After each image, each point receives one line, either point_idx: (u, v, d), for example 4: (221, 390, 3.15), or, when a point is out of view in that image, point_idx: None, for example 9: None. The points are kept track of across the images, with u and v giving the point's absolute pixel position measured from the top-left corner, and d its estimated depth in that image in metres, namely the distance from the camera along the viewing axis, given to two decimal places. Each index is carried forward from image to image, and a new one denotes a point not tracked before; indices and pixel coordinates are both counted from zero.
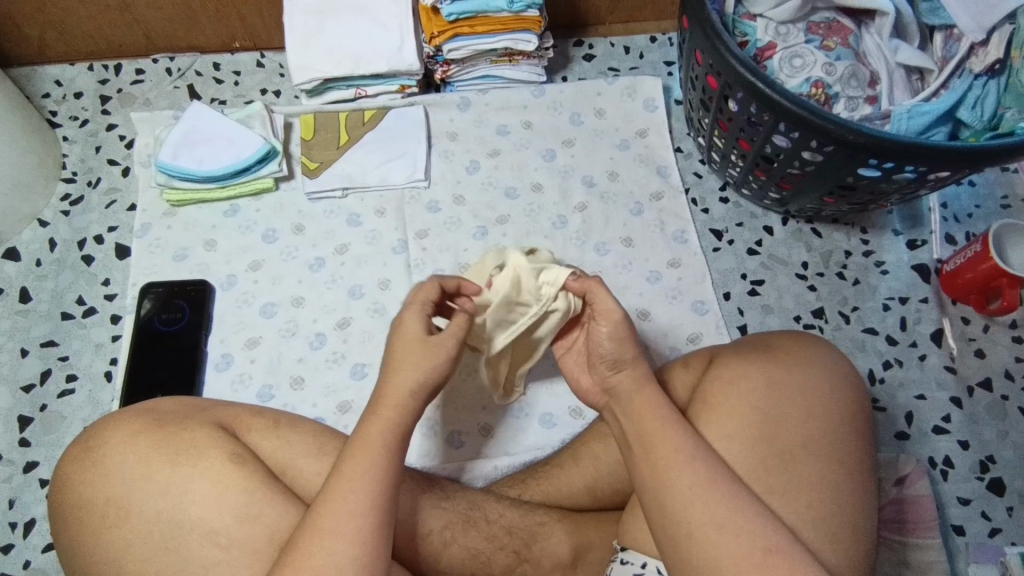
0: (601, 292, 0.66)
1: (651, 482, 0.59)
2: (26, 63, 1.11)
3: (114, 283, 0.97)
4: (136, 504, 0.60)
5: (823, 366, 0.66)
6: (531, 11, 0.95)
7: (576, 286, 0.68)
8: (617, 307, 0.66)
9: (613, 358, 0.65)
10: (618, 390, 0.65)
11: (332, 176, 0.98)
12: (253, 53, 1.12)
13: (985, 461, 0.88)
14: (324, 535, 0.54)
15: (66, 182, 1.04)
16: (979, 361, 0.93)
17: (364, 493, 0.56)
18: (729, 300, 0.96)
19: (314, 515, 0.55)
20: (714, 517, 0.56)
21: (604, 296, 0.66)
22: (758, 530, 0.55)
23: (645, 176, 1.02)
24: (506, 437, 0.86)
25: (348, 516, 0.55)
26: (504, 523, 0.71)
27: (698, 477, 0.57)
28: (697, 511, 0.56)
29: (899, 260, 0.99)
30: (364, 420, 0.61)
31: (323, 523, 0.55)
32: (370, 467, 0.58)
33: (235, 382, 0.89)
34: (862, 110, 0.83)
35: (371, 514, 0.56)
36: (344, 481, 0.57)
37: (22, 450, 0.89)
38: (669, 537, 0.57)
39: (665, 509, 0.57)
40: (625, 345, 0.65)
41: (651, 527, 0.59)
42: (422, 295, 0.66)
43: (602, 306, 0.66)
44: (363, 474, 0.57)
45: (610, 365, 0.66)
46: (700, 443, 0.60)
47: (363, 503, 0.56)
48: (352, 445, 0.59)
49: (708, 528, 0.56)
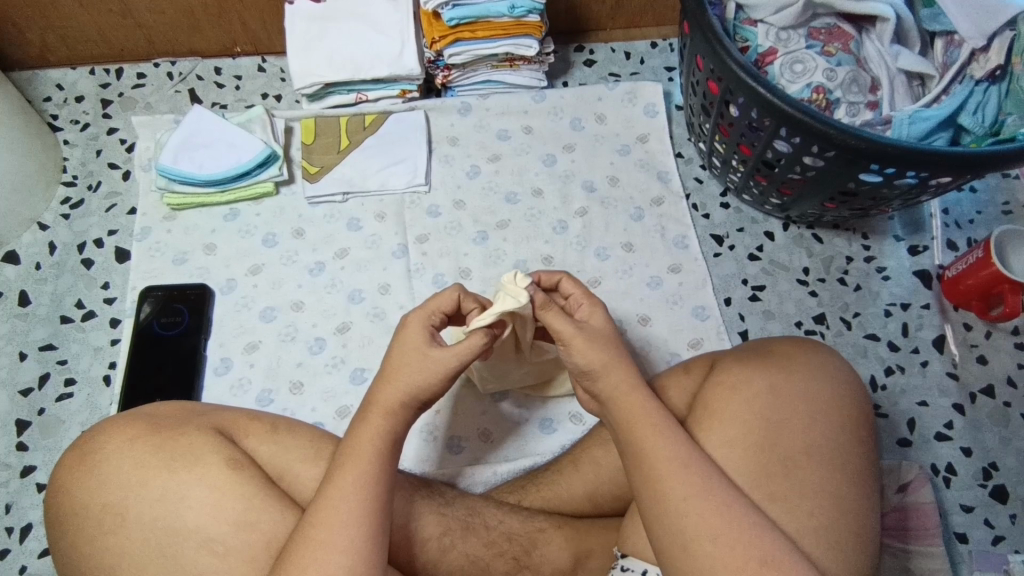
0: (553, 315, 0.63)
1: (649, 489, 0.58)
2: (27, 67, 1.11)
3: (113, 287, 0.97)
4: (133, 511, 0.60)
5: (825, 373, 0.66)
6: (531, 16, 0.94)
7: (541, 297, 0.64)
8: (576, 332, 0.63)
9: (583, 368, 0.63)
10: (608, 398, 0.62)
11: (333, 181, 0.98)
12: (254, 58, 1.13)
13: (987, 469, 0.87)
14: (318, 545, 0.54)
15: (66, 185, 1.03)
16: (981, 367, 0.93)
17: (360, 502, 0.56)
18: (730, 305, 0.96)
19: (308, 524, 0.55)
20: (714, 529, 0.55)
21: (560, 323, 0.63)
22: (757, 541, 0.55)
23: (646, 181, 1.02)
24: (506, 443, 0.86)
25: (342, 526, 0.55)
26: (503, 530, 0.71)
27: (697, 485, 0.57)
28: (697, 521, 0.56)
29: (900, 266, 0.99)
30: (360, 425, 0.60)
31: (317, 535, 0.54)
32: (365, 476, 0.57)
33: (235, 386, 0.89)
34: (863, 116, 0.83)
35: (369, 523, 0.56)
36: (339, 489, 0.56)
37: (20, 454, 0.88)
38: (667, 548, 0.56)
39: (663, 520, 0.57)
40: (590, 353, 0.62)
41: (649, 538, 0.58)
42: (436, 304, 0.66)
43: (555, 331, 0.64)
44: (359, 482, 0.57)
45: (587, 377, 0.63)
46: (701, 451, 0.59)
47: (360, 512, 0.56)
48: (347, 453, 0.59)
49: (706, 540, 0.55)
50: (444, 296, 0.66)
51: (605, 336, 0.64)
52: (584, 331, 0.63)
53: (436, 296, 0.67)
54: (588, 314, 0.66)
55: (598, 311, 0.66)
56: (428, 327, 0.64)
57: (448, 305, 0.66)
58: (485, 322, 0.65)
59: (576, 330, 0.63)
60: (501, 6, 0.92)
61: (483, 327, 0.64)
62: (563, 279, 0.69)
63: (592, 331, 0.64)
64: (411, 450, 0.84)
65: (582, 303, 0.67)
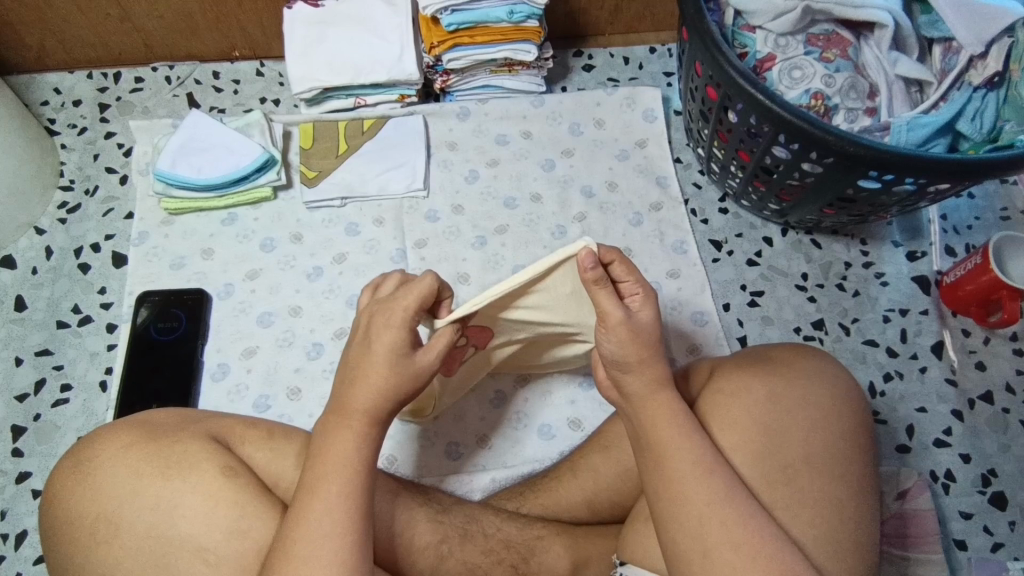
0: (605, 296, 0.61)
1: (661, 498, 0.58)
2: (26, 72, 1.11)
3: (110, 292, 0.96)
4: (126, 520, 0.59)
5: (824, 380, 0.66)
6: (531, 22, 0.95)
7: (591, 276, 0.60)
8: (623, 319, 0.61)
9: (618, 359, 0.62)
10: (630, 395, 0.63)
11: (331, 186, 0.98)
12: (253, 61, 1.12)
13: (986, 475, 0.87)
14: (302, 561, 0.53)
15: (64, 190, 1.03)
16: (979, 373, 0.93)
17: (343, 513, 0.55)
18: (729, 310, 0.96)
19: (290, 537, 0.55)
20: (732, 537, 0.55)
21: (609, 305, 0.61)
22: (771, 549, 0.55)
23: (645, 186, 1.02)
24: (505, 449, 0.85)
25: (326, 539, 0.54)
26: (501, 537, 0.71)
27: (712, 492, 0.56)
28: (716, 529, 0.55)
29: (898, 271, 0.99)
30: (340, 431, 0.59)
31: (296, 549, 0.54)
32: (345, 484, 0.57)
33: (232, 392, 0.88)
34: (861, 122, 0.83)
35: (353, 532, 0.55)
36: (320, 500, 0.56)
37: (15, 460, 0.88)
38: (683, 558, 0.56)
39: (679, 529, 0.56)
40: (630, 346, 0.62)
41: (664, 546, 0.58)
42: (416, 299, 0.62)
43: (600, 309, 0.62)
44: (340, 492, 0.56)
45: (617, 366, 0.63)
46: (715, 455, 0.58)
47: (341, 522, 0.55)
48: (325, 462, 0.58)
49: (725, 548, 0.55)
50: (419, 287, 0.62)
51: (650, 335, 0.62)
52: (631, 320, 0.62)
53: (411, 286, 0.63)
54: (639, 305, 0.64)
55: (651, 305, 0.64)
56: (408, 331, 0.61)
57: (424, 300, 0.62)
58: (453, 321, 0.64)
59: (623, 316, 0.61)
60: (500, 11, 0.92)
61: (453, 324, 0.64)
62: (615, 261, 0.63)
63: (638, 326, 0.62)
64: (407, 456, 0.84)
65: (639, 292, 0.64)
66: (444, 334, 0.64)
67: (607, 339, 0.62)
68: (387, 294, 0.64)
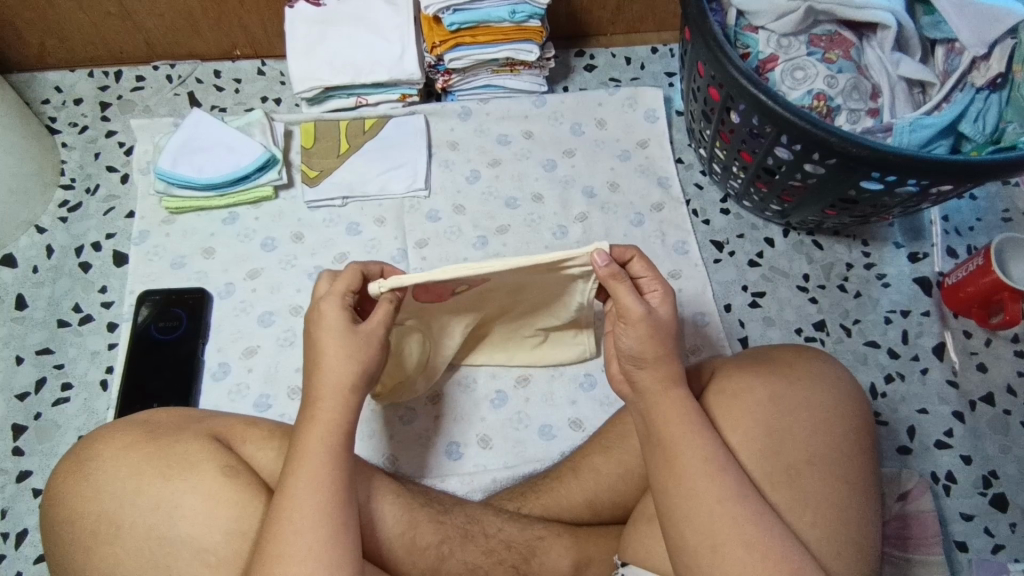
0: (624, 291, 0.61)
1: (670, 497, 0.58)
2: (27, 70, 1.11)
3: (111, 291, 0.96)
4: (127, 521, 0.59)
5: (824, 381, 0.66)
6: (532, 21, 0.95)
7: (606, 272, 0.61)
8: (641, 313, 0.61)
9: (634, 354, 0.62)
10: (643, 388, 0.63)
11: (332, 185, 0.98)
12: (253, 61, 1.12)
13: (987, 477, 0.87)
14: (284, 559, 0.53)
15: (64, 189, 1.03)
16: (981, 375, 0.92)
17: (319, 506, 0.55)
18: (730, 311, 0.96)
19: (272, 536, 0.54)
20: (741, 535, 0.55)
21: (630, 301, 0.61)
22: (779, 548, 0.55)
23: (646, 187, 1.01)
24: (506, 450, 0.85)
25: (304, 531, 0.54)
26: (502, 538, 0.71)
27: (720, 490, 0.56)
28: (725, 526, 0.55)
29: (900, 272, 0.99)
30: (315, 426, 0.59)
31: (277, 544, 0.54)
32: (318, 479, 0.56)
33: (233, 391, 0.88)
34: (863, 123, 0.83)
35: (334, 528, 0.55)
36: (294, 495, 0.55)
37: (16, 459, 0.88)
38: (690, 557, 0.56)
39: (686, 527, 0.56)
40: (647, 343, 0.61)
41: (670, 545, 0.58)
42: (343, 285, 0.63)
43: (620, 305, 0.62)
44: (313, 485, 0.56)
45: (632, 361, 0.63)
46: (722, 453, 0.58)
47: (316, 520, 0.55)
48: (302, 457, 0.58)
49: (733, 545, 0.55)
50: (347, 274, 0.64)
51: (667, 330, 0.62)
52: (650, 315, 0.61)
53: (337, 278, 0.64)
54: (659, 301, 0.64)
55: (669, 302, 0.64)
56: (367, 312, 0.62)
57: (356, 282, 0.64)
58: (388, 288, 0.62)
59: (645, 311, 0.61)
60: (502, 11, 0.92)
61: (387, 293, 0.63)
62: (633, 259, 0.64)
63: (659, 321, 0.62)
64: (407, 457, 0.84)
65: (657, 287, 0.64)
66: (382, 303, 0.63)
67: (625, 334, 0.62)
68: (324, 290, 0.65)
